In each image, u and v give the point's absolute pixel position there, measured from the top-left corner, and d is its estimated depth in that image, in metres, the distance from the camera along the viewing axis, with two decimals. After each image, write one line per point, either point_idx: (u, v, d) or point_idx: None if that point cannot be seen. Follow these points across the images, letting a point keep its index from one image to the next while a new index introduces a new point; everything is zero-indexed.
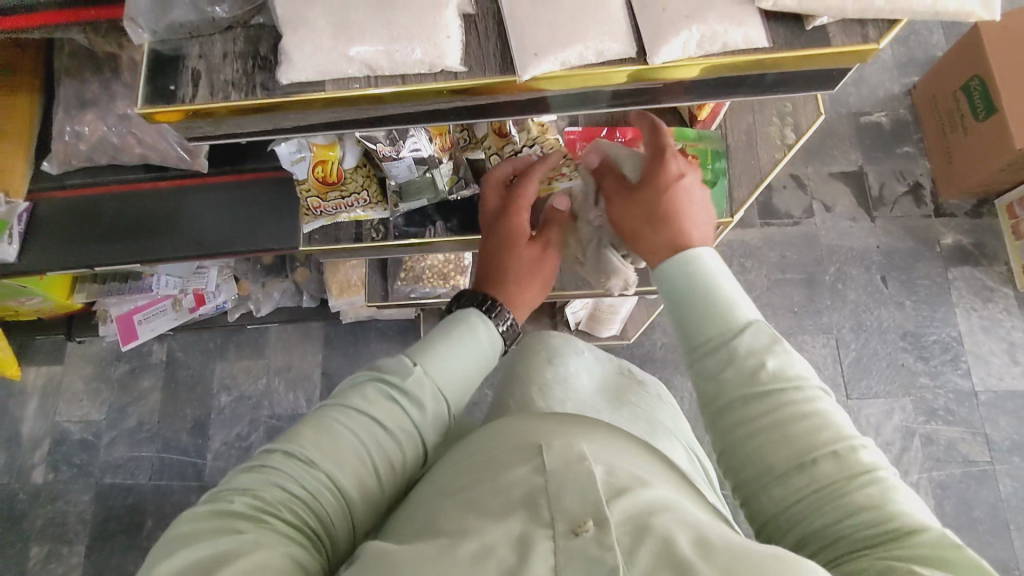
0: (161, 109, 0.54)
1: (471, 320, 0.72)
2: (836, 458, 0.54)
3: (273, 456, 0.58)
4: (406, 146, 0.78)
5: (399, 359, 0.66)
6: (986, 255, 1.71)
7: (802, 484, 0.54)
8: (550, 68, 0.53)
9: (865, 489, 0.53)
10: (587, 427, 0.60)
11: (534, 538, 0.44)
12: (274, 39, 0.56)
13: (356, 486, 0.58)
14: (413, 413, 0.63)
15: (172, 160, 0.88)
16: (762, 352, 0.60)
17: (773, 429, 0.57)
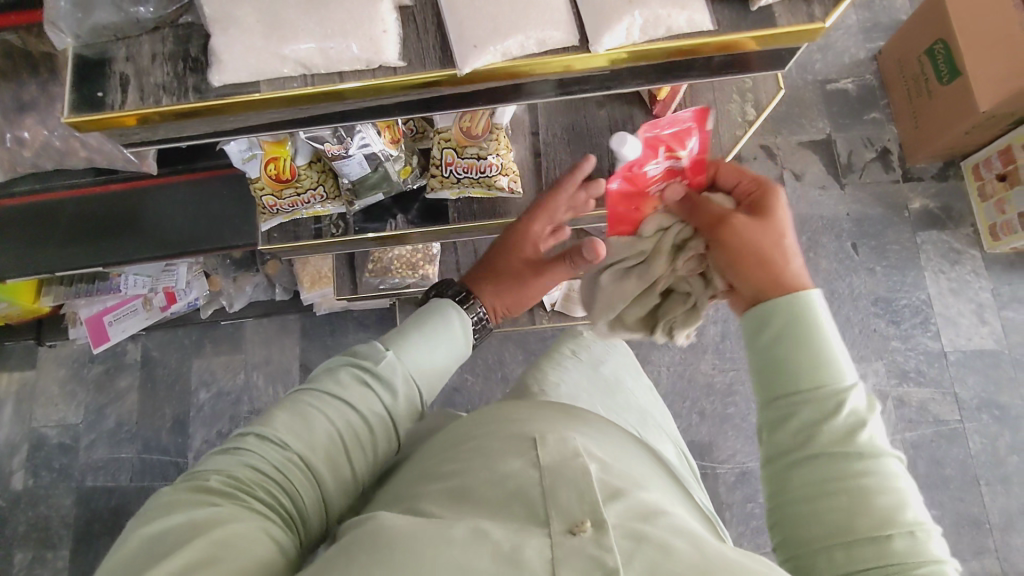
0: (89, 116, 0.53)
1: (444, 312, 0.77)
2: (910, 539, 0.49)
3: (248, 438, 0.60)
4: (355, 143, 0.77)
5: (372, 346, 0.70)
6: (953, 218, 1.73)
7: (870, 556, 0.49)
8: (492, 59, 0.51)
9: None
10: (573, 426, 0.62)
11: (530, 533, 0.46)
12: (205, 38, 0.54)
13: (328, 468, 0.61)
14: (384, 397, 0.66)
15: (119, 162, 0.85)
16: (858, 416, 0.54)
17: (859, 494, 0.51)
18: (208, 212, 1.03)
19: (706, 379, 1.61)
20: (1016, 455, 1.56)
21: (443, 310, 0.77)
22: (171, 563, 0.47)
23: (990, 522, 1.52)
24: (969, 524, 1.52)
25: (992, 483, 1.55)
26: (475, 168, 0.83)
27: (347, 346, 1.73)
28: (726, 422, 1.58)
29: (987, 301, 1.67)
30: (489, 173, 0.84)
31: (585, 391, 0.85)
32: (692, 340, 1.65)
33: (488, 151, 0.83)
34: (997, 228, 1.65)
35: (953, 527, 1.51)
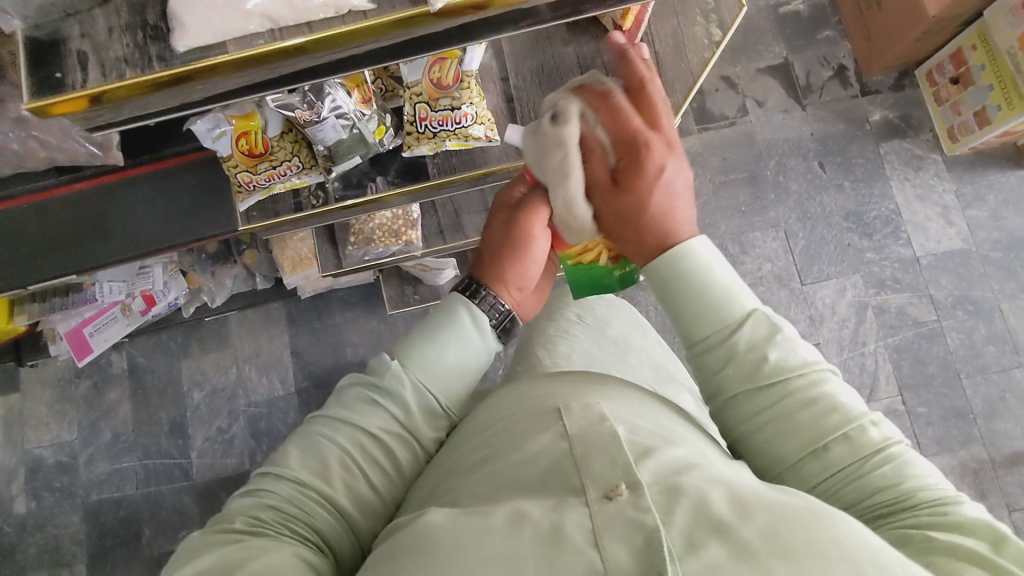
0: (52, 99, 0.51)
1: (454, 306, 0.71)
2: (847, 441, 0.59)
3: (265, 478, 0.63)
4: (326, 106, 0.75)
5: (380, 358, 0.70)
6: (912, 126, 1.76)
7: (817, 470, 0.59)
8: None
9: (884, 468, 0.58)
10: (599, 391, 0.65)
11: (569, 505, 0.48)
12: (160, 5, 0.52)
13: (347, 492, 0.63)
14: (394, 410, 0.67)
15: (82, 158, 0.83)
16: (762, 344, 0.63)
17: (781, 414, 0.61)
18: (177, 204, 1.01)
19: None
20: (992, 346, 1.63)
21: (452, 309, 0.71)
22: None
23: (974, 412, 1.60)
24: (955, 416, 1.59)
25: (972, 375, 1.62)
26: (450, 120, 0.83)
27: (336, 327, 1.72)
28: None
29: (953, 202, 1.72)
30: (464, 124, 0.84)
31: (593, 355, 0.89)
32: None
33: (462, 101, 0.82)
34: (955, 130, 1.69)
35: (940, 422, 1.59)
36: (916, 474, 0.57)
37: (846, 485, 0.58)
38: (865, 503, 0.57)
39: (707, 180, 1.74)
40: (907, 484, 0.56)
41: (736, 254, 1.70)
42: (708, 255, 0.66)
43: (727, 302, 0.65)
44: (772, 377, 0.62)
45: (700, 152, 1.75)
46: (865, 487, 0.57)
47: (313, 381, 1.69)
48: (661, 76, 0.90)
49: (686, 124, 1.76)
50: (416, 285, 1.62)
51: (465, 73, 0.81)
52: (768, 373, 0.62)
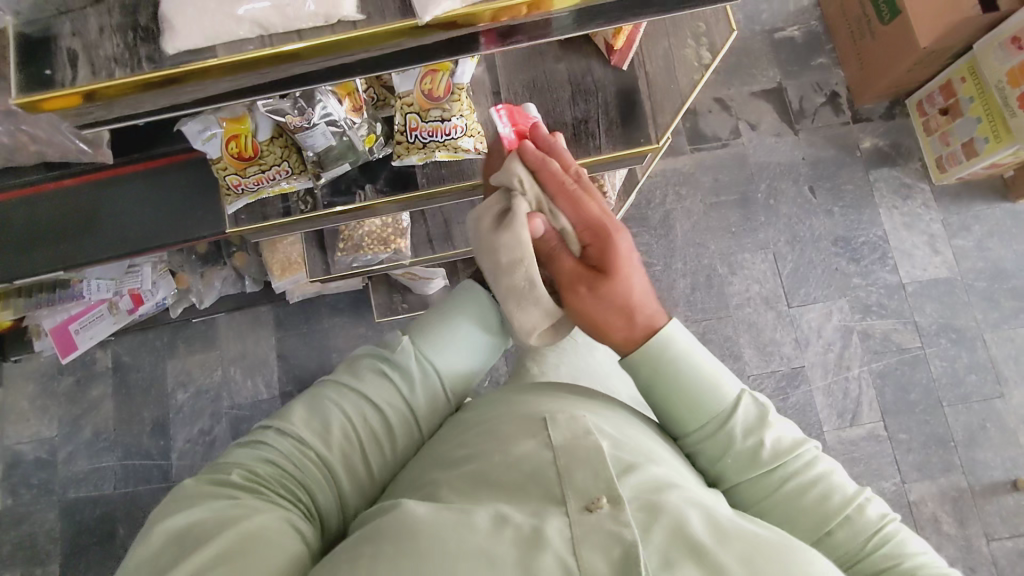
0: (41, 94, 0.51)
1: (464, 299, 0.76)
2: (848, 523, 0.60)
3: (267, 433, 0.63)
4: (317, 113, 0.76)
5: (394, 338, 0.72)
6: (902, 154, 1.79)
7: (825, 554, 0.60)
8: (452, 6, 0.51)
9: (885, 548, 0.59)
10: (583, 405, 0.64)
11: (549, 515, 0.49)
12: (153, 7, 0.53)
13: (344, 462, 0.64)
14: (401, 386, 0.68)
15: (72, 154, 0.83)
16: (758, 429, 0.64)
17: (785, 504, 0.62)
18: (167, 202, 1.01)
19: None
20: (974, 375, 1.64)
21: (464, 301, 0.75)
22: (203, 550, 0.50)
23: (955, 440, 1.60)
24: (936, 444, 1.60)
25: (954, 403, 1.63)
26: (440, 132, 0.84)
27: (323, 332, 1.72)
28: None
29: (939, 231, 1.74)
30: (453, 136, 0.85)
31: (582, 369, 0.90)
32: (664, 294, 1.69)
33: (453, 113, 0.84)
34: (944, 160, 1.71)
35: (921, 449, 1.60)
36: (911, 550, 0.59)
37: (851, 566, 0.59)
38: None
39: (698, 200, 1.76)
40: (908, 566, 0.58)
41: (724, 274, 1.71)
42: (690, 345, 0.66)
43: (715, 392, 0.65)
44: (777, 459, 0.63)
45: (692, 172, 1.77)
46: (870, 569, 0.59)
47: (298, 386, 1.69)
48: (649, 98, 0.91)
49: (679, 144, 1.77)
50: (405, 294, 1.62)
51: (456, 87, 0.83)
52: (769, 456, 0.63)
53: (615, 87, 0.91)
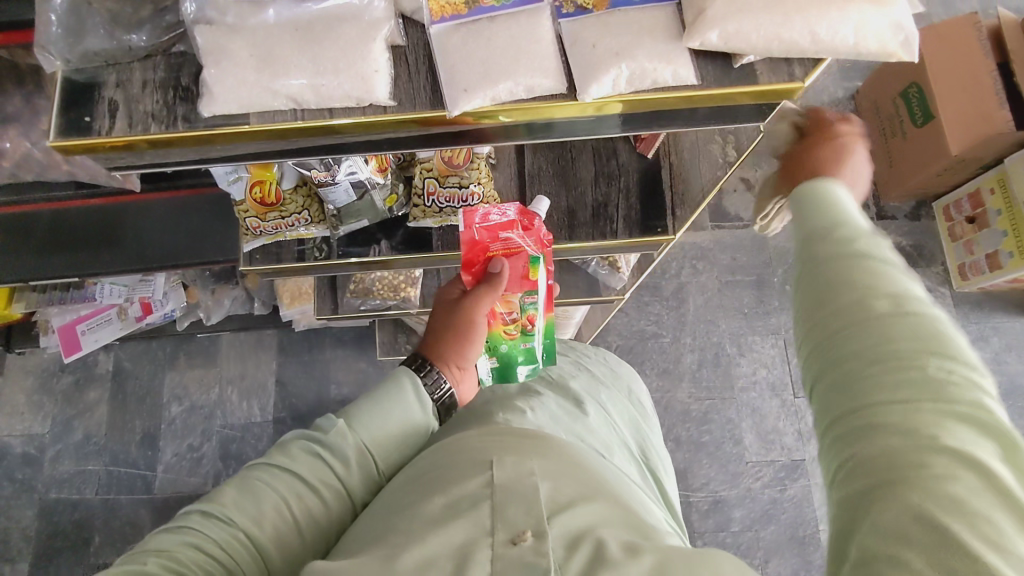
0: (75, 141, 0.52)
1: (399, 378, 0.72)
2: (889, 297, 0.48)
3: (192, 517, 0.60)
4: (342, 171, 0.78)
5: (329, 416, 0.69)
6: (924, 256, 1.77)
7: (845, 318, 0.48)
8: (481, 104, 0.51)
9: (914, 326, 0.46)
10: (539, 444, 0.59)
11: (474, 546, 0.46)
12: (196, 68, 0.54)
13: (272, 540, 0.60)
14: (335, 465, 0.65)
15: (102, 176, 0.81)
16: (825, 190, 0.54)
17: (829, 243, 0.51)
18: (189, 226, 1.03)
19: (682, 407, 1.63)
20: None
21: (397, 380, 0.72)
22: None
23: None
24: None
25: None
26: (456, 198, 0.85)
27: (324, 363, 1.72)
28: (699, 450, 1.60)
29: None
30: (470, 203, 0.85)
31: (554, 410, 0.78)
32: (669, 367, 1.67)
33: (470, 181, 0.84)
34: (966, 268, 1.70)
35: None
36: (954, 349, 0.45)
37: (870, 330, 0.47)
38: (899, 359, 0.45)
39: (714, 276, 1.75)
40: (935, 350, 0.45)
41: (732, 354, 1.68)
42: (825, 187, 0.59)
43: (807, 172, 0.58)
44: (880, 280, 0.48)
45: (711, 248, 1.76)
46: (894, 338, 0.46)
47: (292, 413, 1.68)
48: (670, 187, 0.90)
49: (700, 220, 1.78)
50: (410, 335, 1.61)
51: (476, 157, 0.84)
52: (880, 275, 0.49)
53: (638, 174, 0.91)
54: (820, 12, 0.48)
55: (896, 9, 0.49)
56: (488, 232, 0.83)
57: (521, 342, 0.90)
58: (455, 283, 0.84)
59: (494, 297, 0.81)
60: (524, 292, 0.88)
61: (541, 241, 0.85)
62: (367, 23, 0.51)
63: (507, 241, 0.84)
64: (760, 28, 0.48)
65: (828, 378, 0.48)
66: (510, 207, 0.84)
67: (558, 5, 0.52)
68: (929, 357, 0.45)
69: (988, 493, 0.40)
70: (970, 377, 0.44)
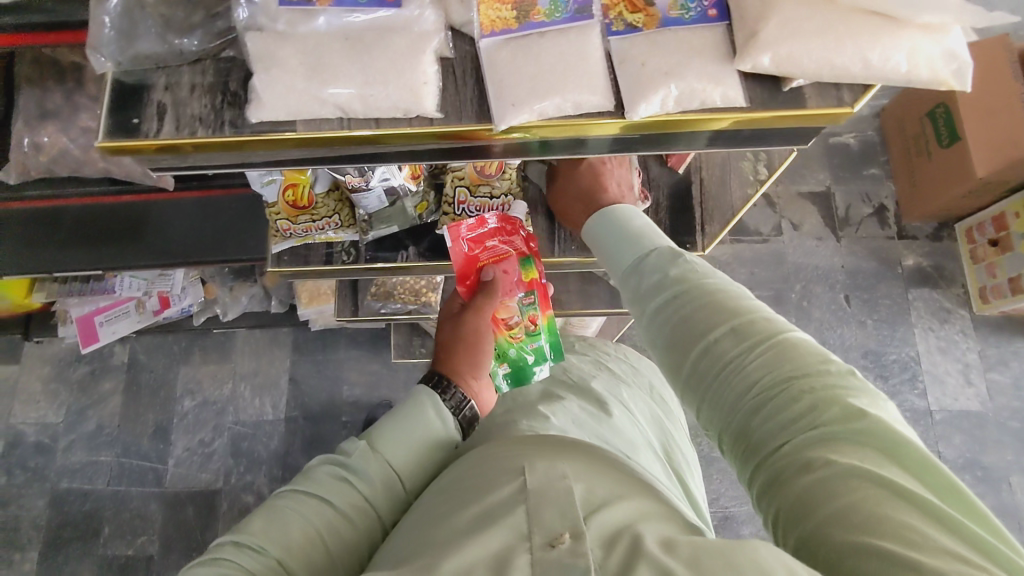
0: (123, 143, 0.53)
1: (419, 397, 0.72)
2: (734, 335, 0.53)
3: (223, 548, 0.58)
4: (375, 177, 0.78)
5: (351, 442, 0.69)
6: (944, 278, 1.76)
7: (712, 369, 0.53)
8: (528, 119, 0.51)
9: (764, 356, 0.51)
10: (572, 452, 0.58)
11: (511, 551, 0.44)
12: (244, 74, 0.54)
13: (304, 568, 0.58)
14: (361, 487, 0.64)
15: (137, 175, 0.82)
16: (668, 262, 0.60)
17: (671, 304, 0.57)
18: (216, 223, 1.04)
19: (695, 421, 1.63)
20: (995, 518, 1.57)
21: (415, 398, 0.72)
22: None
23: None
24: None
25: None
26: (486, 208, 0.85)
27: (338, 363, 1.72)
28: (711, 465, 1.59)
29: (974, 361, 1.70)
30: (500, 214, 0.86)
31: (579, 412, 0.76)
32: None
33: (501, 191, 0.86)
34: (987, 291, 1.68)
35: None
36: (797, 357, 0.50)
37: (733, 378, 0.52)
38: (760, 395, 0.50)
39: None
40: (785, 369, 0.50)
41: None
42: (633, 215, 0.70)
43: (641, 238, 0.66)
44: (728, 315, 0.54)
45: (729, 262, 1.75)
46: (750, 377, 0.51)
47: (304, 412, 1.68)
48: (699, 203, 0.91)
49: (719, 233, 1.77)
50: (425, 339, 1.61)
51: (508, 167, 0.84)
52: (721, 310, 0.54)
53: (669, 189, 0.91)
54: (873, 39, 0.48)
55: (949, 37, 0.49)
56: (476, 245, 0.86)
57: (528, 342, 0.93)
58: (450, 301, 0.87)
59: (491, 303, 0.84)
60: (522, 294, 0.90)
61: (523, 242, 0.87)
62: (416, 34, 0.52)
63: (494, 247, 0.87)
64: (812, 53, 0.48)
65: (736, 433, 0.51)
66: (491, 214, 0.86)
67: (608, 22, 0.52)
68: (782, 375, 0.50)
69: (899, 499, 0.41)
70: (825, 382, 0.49)
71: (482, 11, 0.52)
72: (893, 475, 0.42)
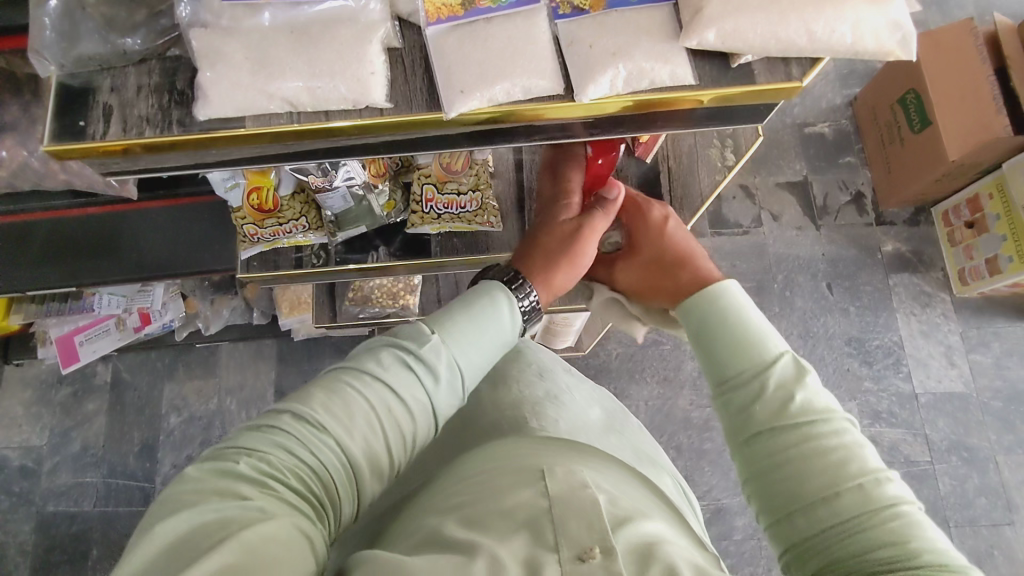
0: (69, 146, 0.52)
1: (494, 295, 0.63)
2: (858, 492, 0.54)
3: (282, 418, 0.52)
4: (339, 176, 0.79)
5: (417, 325, 0.59)
6: (923, 262, 1.77)
7: (824, 519, 0.53)
8: (478, 105, 0.51)
9: (893, 524, 0.52)
10: (585, 457, 0.58)
11: (537, 560, 0.44)
12: (191, 72, 0.54)
13: (365, 453, 0.53)
14: (426, 382, 0.56)
15: (98, 185, 0.81)
16: (791, 386, 0.59)
17: (796, 451, 0.56)
18: (188, 236, 1.03)
19: (683, 415, 1.62)
20: (983, 497, 1.57)
21: (489, 292, 0.64)
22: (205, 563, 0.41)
23: None
24: None
25: (961, 524, 1.55)
26: (454, 205, 0.85)
27: (323, 372, 1.71)
28: (701, 458, 1.59)
29: (957, 343, 1.70)
30: (468, 209, 0.86)
31: (579, 426, 0.76)
32: (669, 375, 1.66)
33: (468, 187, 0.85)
34: (966, 273, 1.69)
35: None
36: (923, 537, 0.51)
37: (851, 534, 0.52)
38: (868, 556, 0.51)
39: None
40: (910, 544, 0.50)
41: None
42: (742, 300, 0.65)
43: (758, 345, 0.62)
44: (845, 466, 0.55)
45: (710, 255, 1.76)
46: (869, 540, 0.51)
47: None
48: (668, 190, 0.89)
49: (700, 226, 1.77)
50: None
51: (472, 161, 0.84)
52: (827, 456, 0.55)
53: (638, 177, 0.89)
54: (817, 11, 0.48)
55: (893, 7, 0.49)
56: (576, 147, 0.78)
57: None
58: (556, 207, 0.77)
59: (605, 225, 0.75)
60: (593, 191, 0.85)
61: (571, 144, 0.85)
62: (363, 24, 0.51)
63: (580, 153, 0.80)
64: (756, 27, 0.49)
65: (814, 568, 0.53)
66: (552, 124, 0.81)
67: (554, 6, 0.52)
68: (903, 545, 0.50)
69: None
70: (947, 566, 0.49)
71: (427, 0, 0.52)
72: None
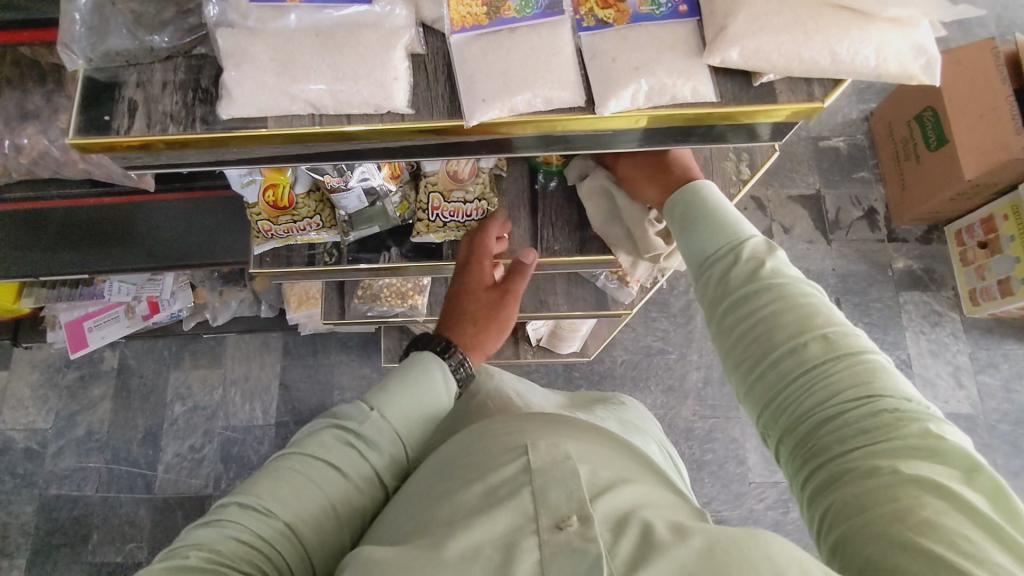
0: (94, 140, 0.52)
1: (427, 363, 0.67)
2: (824, 342, 0.53)
3: (228, 509, 0.53)
4: (355, 176, 0.78)
5: (355, 404, 0.61)
6: (934, 281, 1.76)
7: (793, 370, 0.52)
8: (499, 115, 0.51)
9: (857, 370, 0.51)
10: (575, 432, 0.57)
11: (516, 533, 0.42)
12: (216, 70, 0.55)
13: (317, 534, 0.54)
14: (371, 457, 0.58)
15: (118, 174, 0.81)
16: (762, 255, 0.59)
17: (767, 312, 0.55)
18: (202, 225, 1.04)
19: (686, 425, 1.62)
20: None
21: (419, 360, 0.67)
22: None
23: None
24: None
25: None
26: (461, 213, 0.84)
27: (328, 368, 1.72)
28: (702, 469, 1.58)
29: (965, 364, 1.69)
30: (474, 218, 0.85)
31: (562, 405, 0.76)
32: (674, 384, 1.65)
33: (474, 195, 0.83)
34: (977, 293, 1.68)
35: None
36: (886, 379, 0.51)
37: (818, 383, 0.51)
38: (840, 403, 0.50)
39: None
40: (874, 386, 0.50)
41: None
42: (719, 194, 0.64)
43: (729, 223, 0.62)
44: (814, 323, 0.54)
45: None
46: (834, 386, 0.51)
47: (293, 417, 1.67)
48: None
49: None
50: None
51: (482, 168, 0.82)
52: (797, 310, 0.55)
53: None
54: (842, 33, 0.48)
55: (918, 31, 0.49)
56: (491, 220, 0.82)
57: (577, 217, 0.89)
58: (472, 270, 0.81)
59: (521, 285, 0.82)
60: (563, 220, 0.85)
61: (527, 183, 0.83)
62: (388, 30, 0.52)
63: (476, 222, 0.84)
64: (780, 46, 0.48)
65: (785, 427, 0.53)
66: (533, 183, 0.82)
67: (579, 18, 0.52)
68: (866, 390, 0.50)
69: (960, 513, 0.42)
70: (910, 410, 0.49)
71: (452, 7, 0.52)
72: (968, 496, 0.43)
